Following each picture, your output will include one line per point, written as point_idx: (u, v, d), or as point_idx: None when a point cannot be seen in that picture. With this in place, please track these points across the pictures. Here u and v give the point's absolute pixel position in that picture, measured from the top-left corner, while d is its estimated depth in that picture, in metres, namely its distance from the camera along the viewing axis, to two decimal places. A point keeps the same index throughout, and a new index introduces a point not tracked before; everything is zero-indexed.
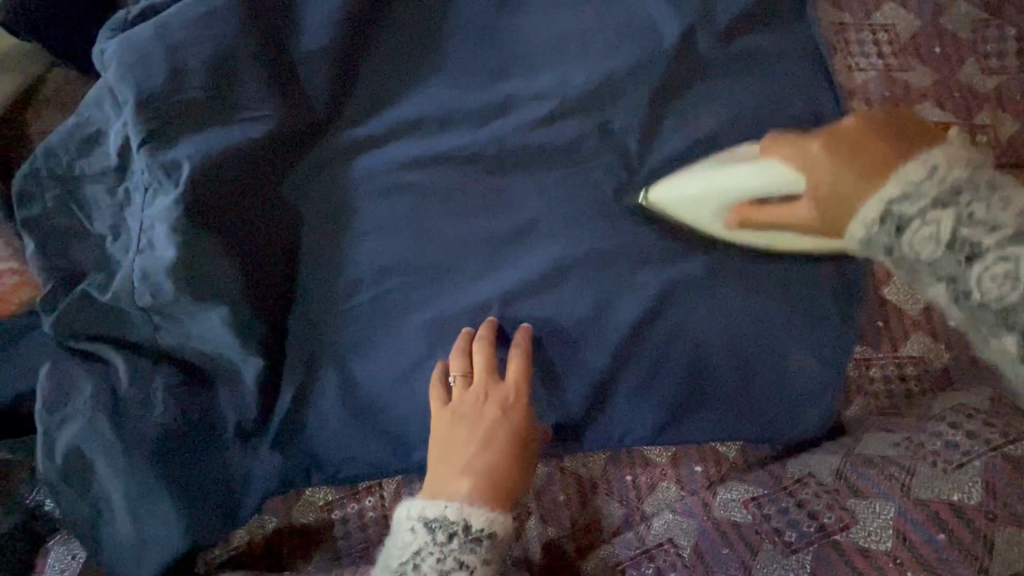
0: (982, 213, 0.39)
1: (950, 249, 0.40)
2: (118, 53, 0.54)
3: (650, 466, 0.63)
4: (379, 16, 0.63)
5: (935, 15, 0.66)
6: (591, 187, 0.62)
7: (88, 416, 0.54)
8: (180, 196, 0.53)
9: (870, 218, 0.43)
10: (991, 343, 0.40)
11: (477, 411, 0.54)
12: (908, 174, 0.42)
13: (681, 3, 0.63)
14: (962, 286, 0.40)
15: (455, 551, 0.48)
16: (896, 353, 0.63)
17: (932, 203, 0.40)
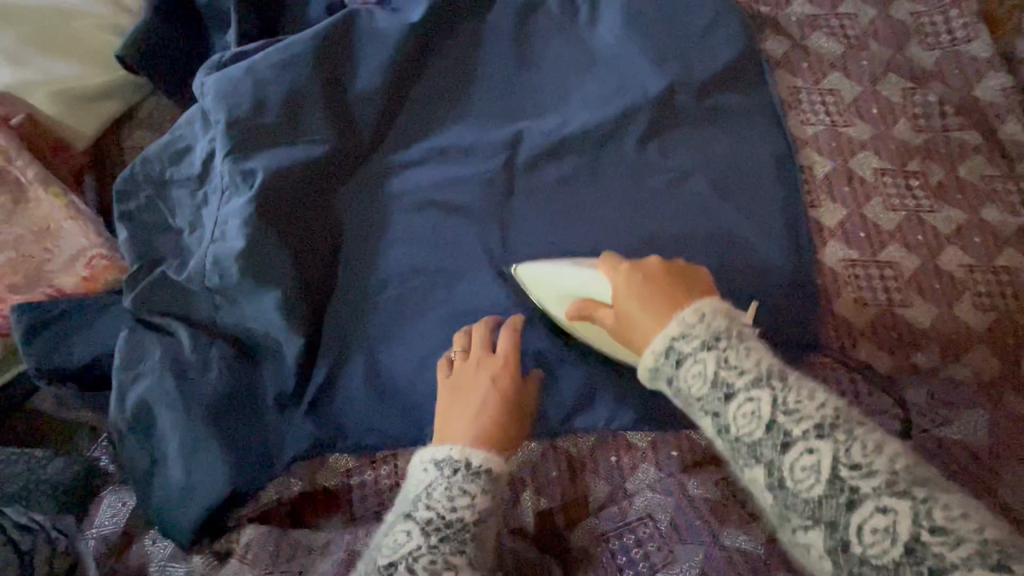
0: (735, 358, 0.44)
1: (714, 385, 0.44)
2: (214, 85, 0.68)
3: (632, 450, 0.71)
4: (419, 66, 0.78)
5: (873, 82, 0.80)
6: (586, 211, 0.76)
7: (156, 374, 0.65)
8: (254, 197, 0.66)
9: (658, 350, 0.48)
10: (744, 474, 0.43)
11: (474, 376, 0.63)
12: (685, 317, 0.48)
13: (662, 67, 0.78)
14: (723, 420, 0.44)
15: (459, 482, 0.53)
16: (846, 358, 0.71)
17: (701, 344, 0.46)
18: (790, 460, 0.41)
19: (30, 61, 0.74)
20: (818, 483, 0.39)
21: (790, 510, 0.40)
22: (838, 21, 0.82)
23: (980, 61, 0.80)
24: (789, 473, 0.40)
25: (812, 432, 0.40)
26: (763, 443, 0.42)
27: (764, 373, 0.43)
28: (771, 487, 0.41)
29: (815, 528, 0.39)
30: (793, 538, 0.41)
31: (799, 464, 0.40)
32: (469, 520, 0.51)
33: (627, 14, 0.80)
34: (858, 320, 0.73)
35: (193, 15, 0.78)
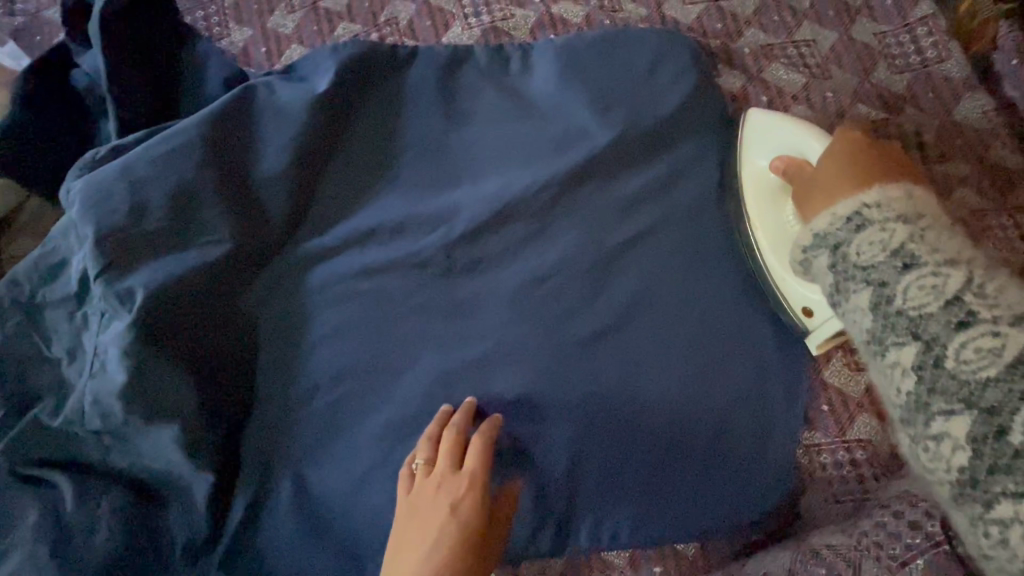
0: (931, 239, 0.40)
1: (893, 255, 0.40)
2: (82, 190, 0.58)
3: (609, 569, 0.61)
4: (336, 139, 0.69)
5: (841, 114, 0.71)
6: (537, 287, 0.66)
7: (30, 548, 0.54)
8: (133, 323, 0.55)
9: (838, 214, 0.45)
10: (886, 359, 0.40)
11: (434, 498, 0.52)
12: (887, 191, 0.44)
13: (607, 117, 0.69)
14: (888, 292, 0.40)
15: None
16: (844, 438, 0.63)
17: (895, 216, 0.42)
18: (961, 339, 0.36)
19: None
20: (992, 368, 0.35)
21: (937, 393, 0.37)
22: (796, 48, 0.74)
23: (956, 81, 0.72)
24: (954, 351, 0.36)
25: (1008, 320, 0.35)
26: (932, 317, 0.38)
27: (959, 257, 0.39)
28: (922, 367, 0.37)
29: (962, 414, 0.35)
30: (921, 430, 0.38)
31: (973, 345, 0.36)
32: None
33: (561, 61, 0.72)
34: (854, 390, 0.65)
35: (71, 103, 0.69)
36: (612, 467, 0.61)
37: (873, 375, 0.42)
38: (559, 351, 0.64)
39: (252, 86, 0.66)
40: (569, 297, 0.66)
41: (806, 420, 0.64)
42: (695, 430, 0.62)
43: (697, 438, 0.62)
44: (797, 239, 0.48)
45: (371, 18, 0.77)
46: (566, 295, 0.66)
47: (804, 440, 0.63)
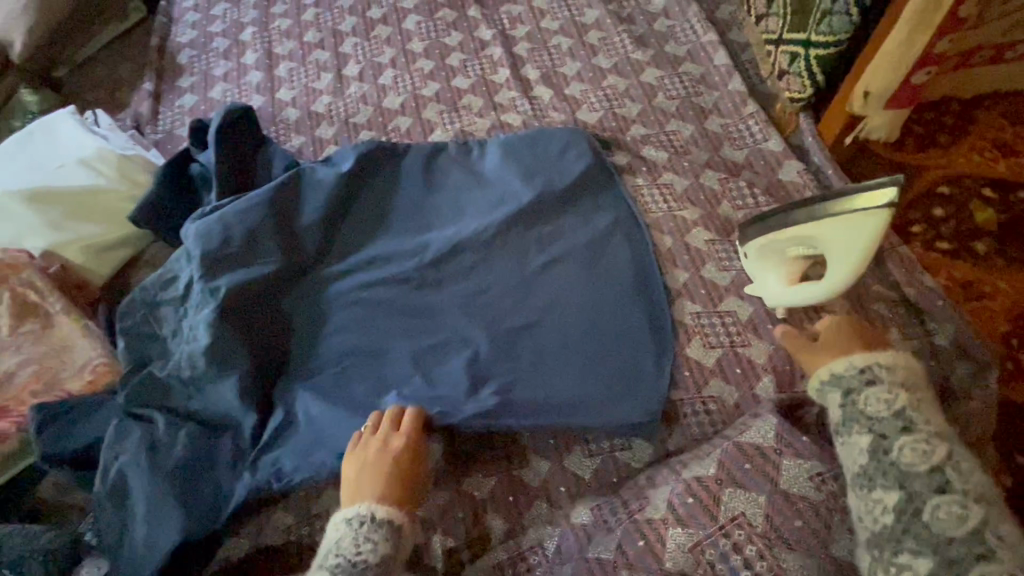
0: (921, 415, 0.60)
1: (895, 415, 0.60)
2: (194, 230, 0.93)
3: (527, 490, 0.83)
4: (353, 202, 1.04)
5: (696, 177, 1.03)
6: (481, 294, 0.95)
7: (134, 451, 0.81)
8: (216, 305, 0.87)
9: (857, 366, 0.64)
10: (872, 494, 0.59)
11: (378, 448, 0.72)
12: (900, 362, 0.64)
13: (531, 184, 1.03)
14: (885, 442, 0.59)
15: (365, 532, 0.64)
16: (700, 393, 0.86)
17: (898, 383, 0.62)
18: (935, 498, 0.55)
19: (67, 227, 1.00)
20: (956, 526, 0.53)
21: (908, 534, 0.55)
22: (666, 137, 1.08)
23: (777, 152, 1.03)
24: (927, 505, 0.55)
25: (969, 498, 0.54)
26: (917, 477, 0.57)
27: (940, 433, 0.59)
28: (903, 510, 0.56)
29: (924, 553, 0.54)
30: (889, 556, 0.55)
31: (943, 506, 0.54)
32: (371, 562, 0.62)
33: (503, 150, 1.07)
34: (708, 361, 0.88)
35: (188, 183, 1.08)
36: (529, 413, 0.82)
37: (855, 486, 0.61)
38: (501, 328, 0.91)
39: (302, 169, 1.03)
40: (502, 300, 0.94)
41: (673, 381, 0.86)
42: (591, 387, 0.84)
43: (593, 392, 0.84)
44: (820, 374, 0.67)
45: (382, 128, 1.16)
46: (500, 299, 0.94)
47: (672, 396, 0.86)
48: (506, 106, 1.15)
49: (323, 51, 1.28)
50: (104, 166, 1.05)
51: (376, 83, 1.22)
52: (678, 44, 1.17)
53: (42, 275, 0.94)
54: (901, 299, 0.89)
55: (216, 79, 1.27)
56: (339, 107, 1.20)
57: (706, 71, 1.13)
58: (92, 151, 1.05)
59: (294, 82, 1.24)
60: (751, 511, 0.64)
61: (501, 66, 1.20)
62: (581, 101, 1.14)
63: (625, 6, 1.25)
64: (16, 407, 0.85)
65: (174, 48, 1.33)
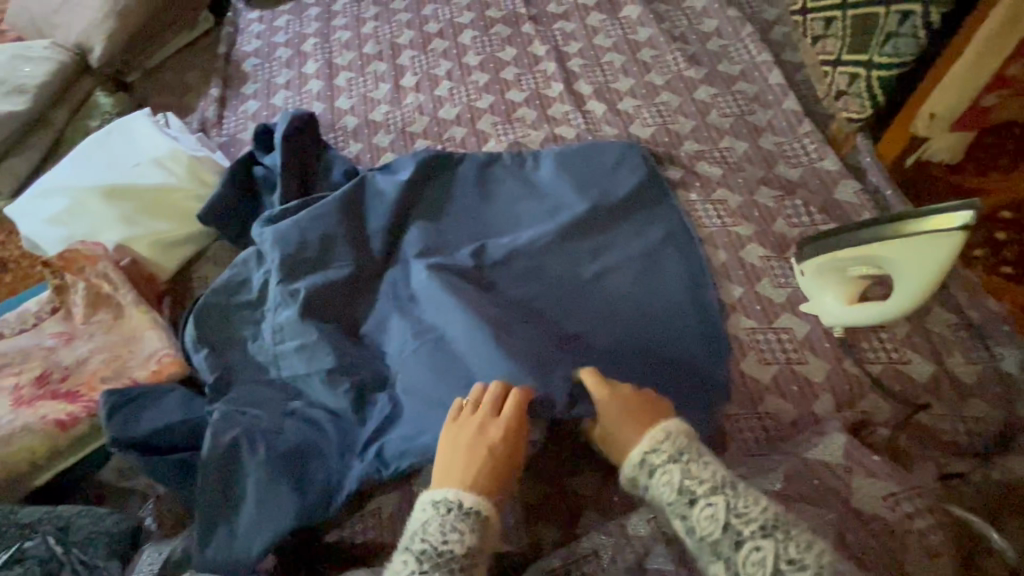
0: (696, 470, 0.69)
1: (679, 493, 0.68)
2: (269, 234, 0.96)
3: (578, 497, 0.84)
4: (411, 205, 1.06)
5: (750, 194, 1.03)
6: (535, 297, 0.94)
7: (239, 437, 0.82)
8: (300, 307, 0.91)
9: (636, 460, 0.73)
10: (710, 571, 0.63)
11: (473, 430, 0.73)
12: (656, 434, 0.73)
13: (586, 195, 1.04)
14: (687, 518, 0.66)
15: (452, 520, 0.64)
16: (756, 409, 0.85)
17: (667, 459, 0.71)
18: (742, 554, 0.61)
19: (140, 223, 1.04)
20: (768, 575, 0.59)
21: None
22: (720, 153, 1.09)
23: (833, 171, 1.02)
24: (743, 564, 0.61)
25: (758, 533, 0.61)
26: (720, 540, 0.63)
27: (718, 485, 0.67)
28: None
29: None
30: None
31: (752, 558, 0.60)
32: (457, 552, 0.61)
33: (558, 161, 1.09)
34: (764, 376, 0.87)
35: (252, 184, 1.12)
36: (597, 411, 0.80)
37: (702, 571, 0.64)
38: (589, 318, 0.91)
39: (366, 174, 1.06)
40: (557, 304, 0.93)
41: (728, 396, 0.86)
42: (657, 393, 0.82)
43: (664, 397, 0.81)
44: (625, 469, 0.75)
45: (438, 137, 1.19)
46: (555, 303, 0.93)
47: (729, 412, 0.86)
48: (559, 119, 1.18)
49: (382, 63, 1.32)
50: (176, 166, 1.10)
51: (432, 94, 1.25)
52: (731, 63, 1.19)
53: (115, 268, 0.98)
54: (964, 323, 0.88)
55: (278, 87, 1.32)
56: (397, 116, 1.23)
57: (760, 90, 1.14)
58: (166, 151, 1.11)
59: (353, 92, 1.29)
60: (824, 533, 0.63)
61: (554, 81, 1.23)
62: (633, 116, 1.16)
63: (677, 26, 1.27)
64: (87, 391, 0.88)
65: (239, 57, 1.40)
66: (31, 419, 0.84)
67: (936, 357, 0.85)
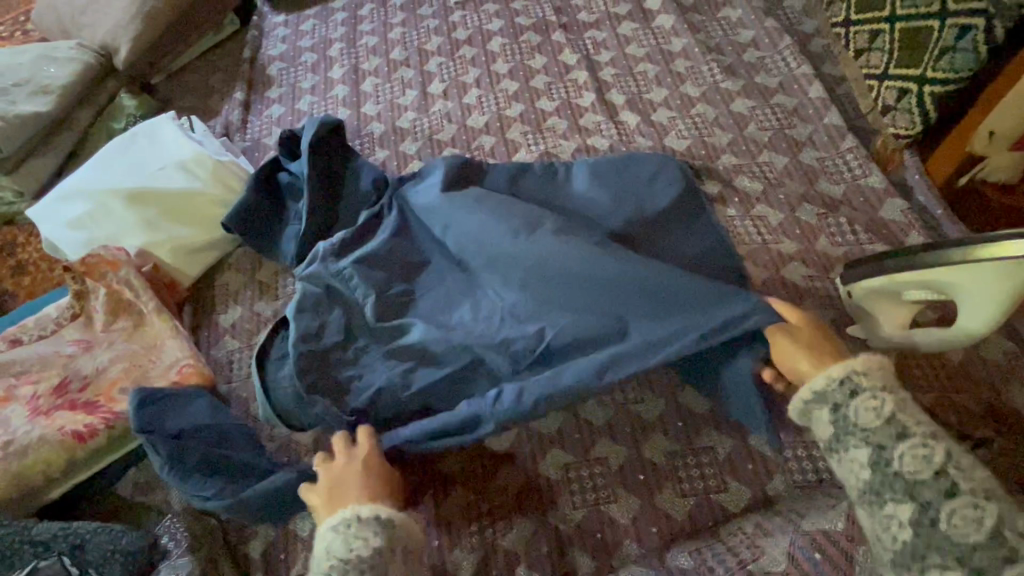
0: (909, 413, 0.59)
1: (887, 423, 0.59)
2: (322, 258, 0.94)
3: (616, 525, 0.78)
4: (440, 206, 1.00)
5: (792, 210, 1.00)
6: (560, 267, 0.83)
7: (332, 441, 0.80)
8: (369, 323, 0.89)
9: (820, 384, 0.63)
10: (884, 510, 0.57)
11: (348, 464, 0.73)
12: (850, 363, 0.63)
13: (624, 207, 1.00)
14: (886, 454, 0.58)
15: (353, 533, 0.65)
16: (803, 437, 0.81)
17: (880, 387, 0.61)
18: (950, 506, 0.54)
19: (162, 228, 1.02)
20: (978, 534, 0.52)
21: (931, 551, 0.54)
22: (759, 167, 1.05)
23: (879, 189, 0.99)
24: (946, 516, 0.54)
25: (982, 494, 0.54)
26: (924, 484, 0.56)
27: (939, 433, 0.59)
28: (919, 524, 0.55)
29: (954, 570, 0.52)
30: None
31: (959, 514, 0.53)
32: (365, 556, 0.63)
33: (592, 169, 1.05)
34: None
35: (276, 188, 1.08)
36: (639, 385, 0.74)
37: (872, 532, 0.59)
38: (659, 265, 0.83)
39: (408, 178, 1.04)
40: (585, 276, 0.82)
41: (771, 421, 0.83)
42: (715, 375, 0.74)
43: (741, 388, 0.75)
44: (799, 394, 0.65)
45: (466, 145, 1.16)
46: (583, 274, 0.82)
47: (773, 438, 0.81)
48: (591, 129, 1.15)
49: (409, 69, 1.30)
50: (200, 170, 1.08)
51: (461, 102, 1.23)
52: (769, 76, 1.16)
53: (138, 275, 0.96)
54: (1022, 352, 0.84)
55: (304, 91, 1.30)
56: (424, 124, 1.21)
57: (800, 103, 1.11)
58: (190, 155, 1.08)
59: (380, 98, 1.26)
60: None
61: (586, 90, 1.20)
62: (668, 128, 1.13)
63: (712, 36, 1.24)
64: (105, 403, 0.85)
65: (265, 62, 1.38)
66: (49, 430, 0.81)
67: (990, 389, 0.82)
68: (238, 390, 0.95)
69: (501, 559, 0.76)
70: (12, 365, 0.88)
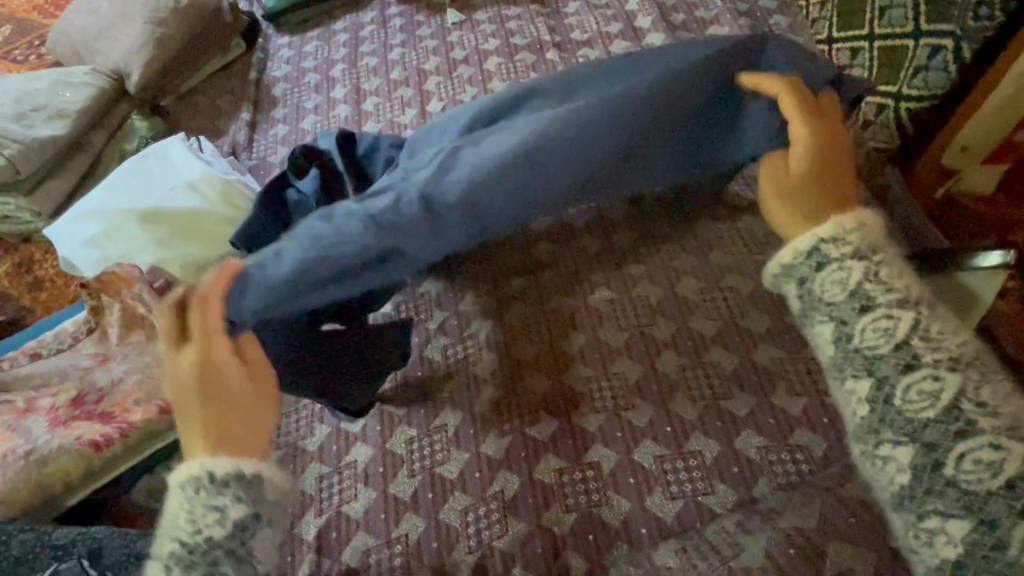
0: (885, 276, 0.57)
1: (851, 297, 0.57)
2: None
3: (607, 527, 0.81)
4: None
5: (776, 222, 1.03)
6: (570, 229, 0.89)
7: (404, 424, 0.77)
8: None
9: (802, 249, 0.60)
10: (847, 385, 0.57)
11: (222, 359, 0.63)
12: (836, 229, 0.59)
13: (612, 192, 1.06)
14: (848, 328, 0.57)
15: (204, 499, 0.58)
16: (787, 442, 0.84)
17: (851, 254, 0.58)
18: (907, 380, 0.53)
19: (172, 244, 1.05)
20: (932, 407, 0.51)
21: (887, 425, 0.53)
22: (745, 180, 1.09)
23: (863, 199, 1.01)
24: (901, 389, 0.53)
25: (945, 364, 0.52)
26: (884, 358, 0.54)
27: (908, 298, 0.56)
28: (874, 400, 0.54)
29: (906, 445, 0.52)
30: (873, 450, 0.54)
31: (917, 387, 0.52)
32: (213, 539, 0.57)
33: None
34: (794, 408, 0.86)
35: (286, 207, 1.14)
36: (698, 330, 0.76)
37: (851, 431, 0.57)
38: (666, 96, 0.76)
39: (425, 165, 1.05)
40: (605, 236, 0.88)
41: (756, 426, 0.86)
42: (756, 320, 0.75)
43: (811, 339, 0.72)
44: (769, 265, 0.64)
45: None
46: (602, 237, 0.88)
47: (759, 444, 0.84)
48: None
49: (408, 88, 1.35)
50: (209, 190, 1.13)
51: None
52: None
53: (149, 289, 0.96)
54: (1000, 357, 0.86)
55: (307, 111, 1.35)
56: None
57: None
58: (200, 175, 1.14)
59: (380, 116, 1.31)
60: (862, 568, 0.66)
61: None
62: None
63: None
64: (120, 413, 0.90)
65: (269, 83, 1.44)
66: (67, 439, 0.85)
67: None
68: None
69: (499, 560, 0.80)
70: (33, 378, 0.93)
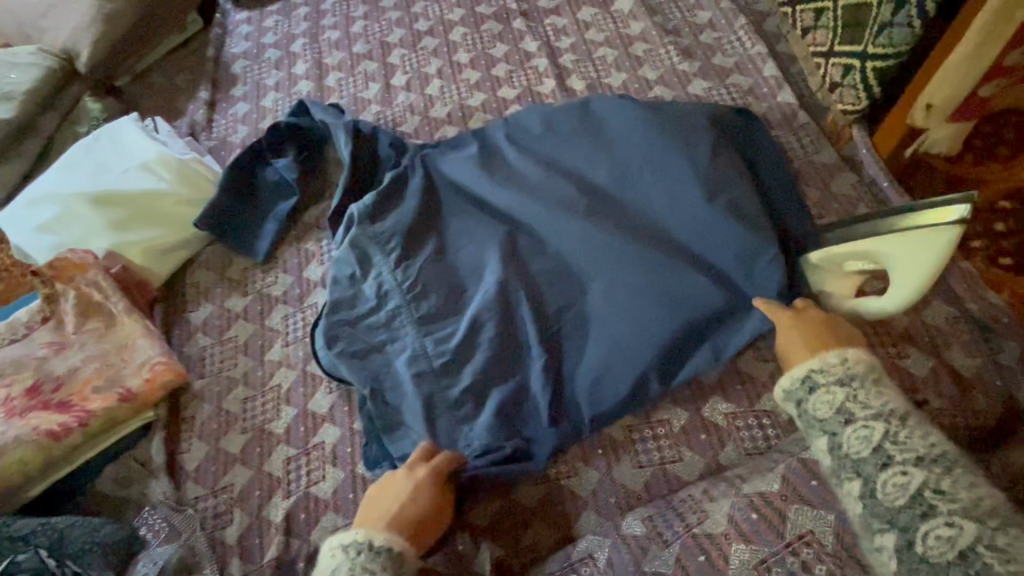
0: (863, 396, 0.62)
1: (837, 412, 0.62)
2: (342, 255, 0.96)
3: (576, 498, 0.81)
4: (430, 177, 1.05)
5: None
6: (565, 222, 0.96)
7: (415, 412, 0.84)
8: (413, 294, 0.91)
9: (797, 376, 0.67)
10: (840, 486, 0.61)
11: (402, 479, 0.74)
12: (826, 359, 0.66)
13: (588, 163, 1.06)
14: (837, 438, 0.62)
15: (362, 562, 0.63)
16: (753, 407, 0.84)
17: (834, 380, 0.64)
18: (885, 479, 0.57)
19: (132, 230, 1.04)
20: (902, 498, 0.56)
21: (874, 517, 0.57)
22: None
23: (831, 163, 1.00)
24: (880, 486, 0.57)
25: (911, 461, 0.57)
26: (865, 459, 0.59)
27: (882, 410, 0.61)
28: (863, 496, 0.58)
29: (890, 532, 0.55)
30: (871, 543, 0.57)
31: (892, 483, 0.57)
32: None
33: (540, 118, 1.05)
34: (761, 373, 0.86)
35: (250, 187, 1.11)
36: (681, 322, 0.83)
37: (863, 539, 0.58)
38: (687, 217, 0.87)
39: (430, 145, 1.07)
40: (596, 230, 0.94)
41: (722, 392, 0.86)
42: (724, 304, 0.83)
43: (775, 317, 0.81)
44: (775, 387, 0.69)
45: (429, 136, 1.18)
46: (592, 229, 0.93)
47: (725, 410, 0.84)
48: None
49: (372, 62, 1.31)
50: (165, 171, 1.09)
51: (423, 93, 1.24)
52: (724, 56, 1.17)
53: (107, 277, 0.98)
54: (963, 316, 0.87)
55: (268, 88, 1.31)
56: (387, 115, 1.22)
57: (754, 83, 1.12)
58: (153, 156, 1.10)
59: (343, 92, 1.27)
60: (820, 528, 0.63)
61: (546, 77, 1.21)
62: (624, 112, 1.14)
63: (670, 18, 1.26)
64: (78, 402, 0.87)
65: (228, 59, 1.38)
66: (23, 430, 0.83)
67: (937, 352, 0.84)
68: (211, 385, 0.97)
69: (467, 534, 0.80)
70: None
